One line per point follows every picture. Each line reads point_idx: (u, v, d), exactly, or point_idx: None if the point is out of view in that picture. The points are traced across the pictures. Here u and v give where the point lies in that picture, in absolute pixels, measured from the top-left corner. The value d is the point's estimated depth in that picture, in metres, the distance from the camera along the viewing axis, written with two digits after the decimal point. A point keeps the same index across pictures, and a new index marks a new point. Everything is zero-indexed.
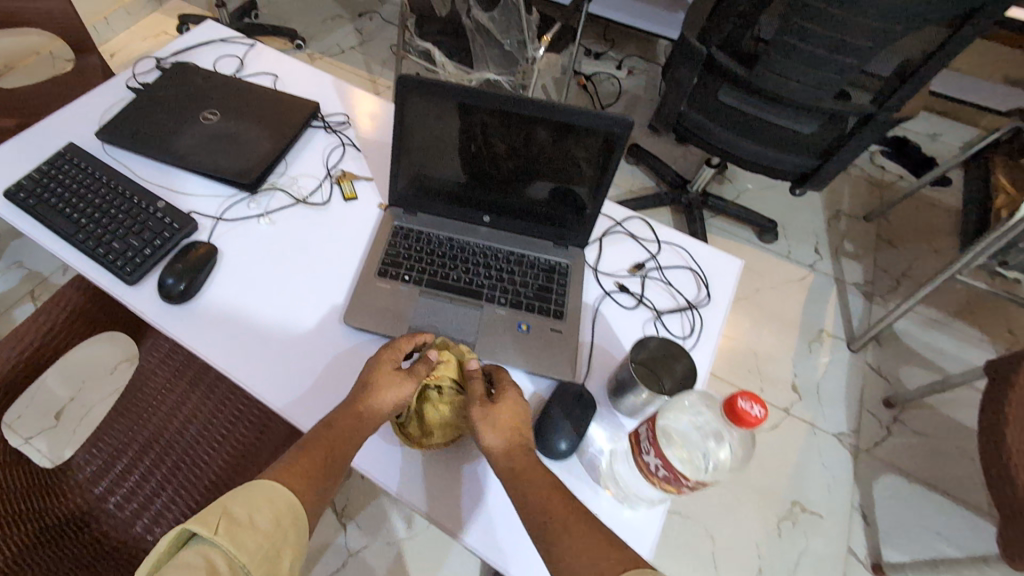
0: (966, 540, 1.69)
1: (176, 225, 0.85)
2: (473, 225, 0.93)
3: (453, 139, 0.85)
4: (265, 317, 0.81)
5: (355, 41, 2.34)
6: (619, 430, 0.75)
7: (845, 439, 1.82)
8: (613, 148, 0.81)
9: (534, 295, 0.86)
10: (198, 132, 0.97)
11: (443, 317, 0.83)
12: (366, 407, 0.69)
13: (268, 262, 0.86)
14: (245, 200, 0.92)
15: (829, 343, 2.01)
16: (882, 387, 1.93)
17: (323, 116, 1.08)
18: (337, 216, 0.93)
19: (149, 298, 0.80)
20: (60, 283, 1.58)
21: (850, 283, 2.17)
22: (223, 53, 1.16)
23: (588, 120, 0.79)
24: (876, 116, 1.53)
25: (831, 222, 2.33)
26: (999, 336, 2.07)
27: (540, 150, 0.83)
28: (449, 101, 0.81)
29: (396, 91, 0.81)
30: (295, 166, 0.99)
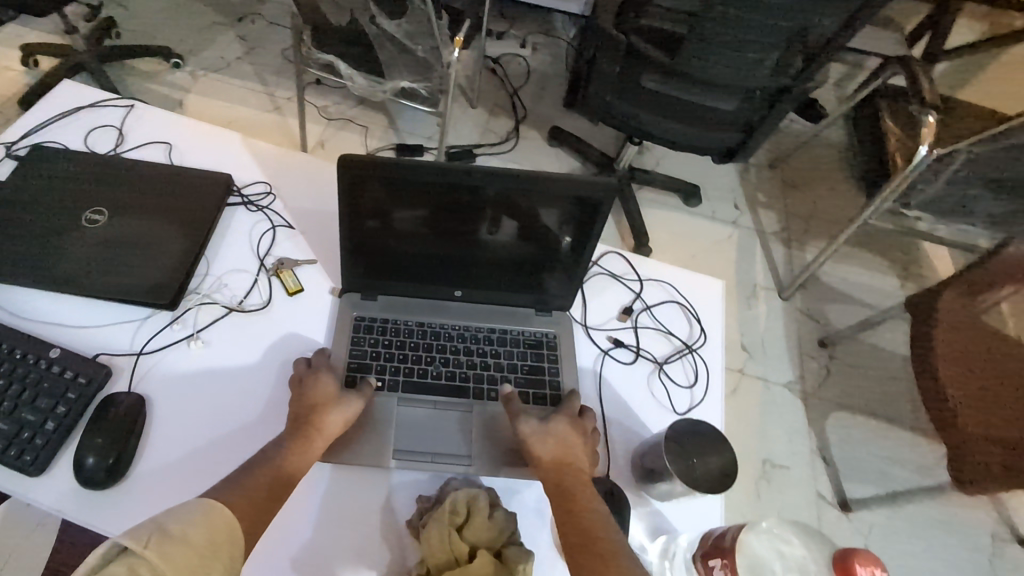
0: (910, 459, 1.79)
1: (82, 378, 0.69)
2: (442, 302, 0.83)
3: (401, 219, 0.74)
4: (210, 431, 0.69)
5: (241, 50, 2.04)
6: (661, 523, 0.68)
7: (794, 387, 1.87)
8: (590, 199, 0.72)
9: (525, 380, 0.78)
10: (84, 242, 0.77)
11: (430, 426, 0.73)
12: (313, 417, 0.66)
13: (199, 374, 0.73)
14: (167, 323, 0.76)
15: (764, 296, 2.05)
16: (814, 329, 2.00)
17: (238, 189, 0.91)
18: (272, 300, 0.80)
19: (68, 486, 0.64)
20: None
21: (770, 234, 2.21)
22: (92, 124, 0.94)
23: (561, 184, 0.70)
24: (794, 88, 1.49)
25: (743, 176, 2.35)
26: (897, 260, 2.22)
27: (508, 213, 0.74)
28: (386, 182, 0.70)
29: (337, 173, 0.69)
30: (218, 262, 0.83)
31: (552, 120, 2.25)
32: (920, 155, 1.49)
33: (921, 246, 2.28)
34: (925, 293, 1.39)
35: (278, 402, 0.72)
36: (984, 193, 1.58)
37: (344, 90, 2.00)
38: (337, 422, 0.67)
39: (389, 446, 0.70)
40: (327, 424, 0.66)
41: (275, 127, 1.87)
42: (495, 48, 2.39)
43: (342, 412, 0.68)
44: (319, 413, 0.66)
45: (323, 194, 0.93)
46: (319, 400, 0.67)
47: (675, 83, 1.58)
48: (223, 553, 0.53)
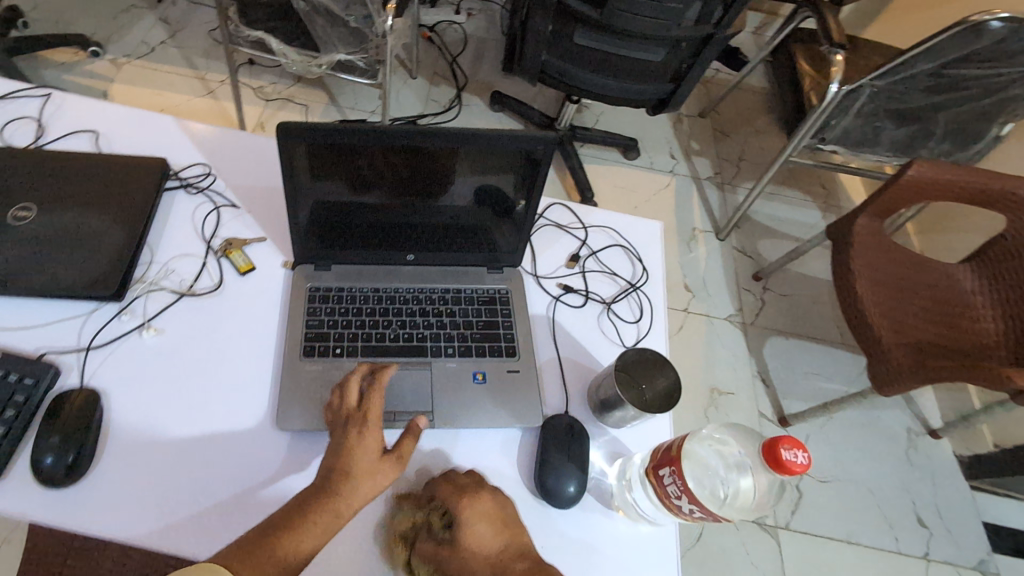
0: (836, 371, 1.99)
1: (29, 380, 0.67)
2: (396, 267, 0.84)
3: (354, 185, 0.76)
4: (224, 483, 0.66)
5: (165, 33, 1.89)
6: (613, 448, 0.75)
7: (734, 319, 2.02)
8: (531, 151, 0.74)
9: (481, 335, 0.79)
10: (14, 240, 0.74)
11: (390, 388, 0.73)
12: (349, 481, 0.61)
13: (177, 388, 0.71)
14: (116, 314, 0.75)
15: (703, 239, 2.17)
16: (748, 264, 2.16)
17: (175, 173, 0.89)
18: (272, 329, 0.77)
19: (26, 488, 0.62)
20: None
21: (705, 179, 2.32)
22: (8, 117, 0.88)
23: (507, 140, 0.72)
24: (716, 35, 1.53)
25: (676, 126, 2.44)
26: (817, 193, 2.40)
27: (456, 172, 0.76)
28: (336, 148, 0.71)
29: (277, 139, 0.69)
30: (163, 249, 0.81)
31: (490, 83, 2.24)
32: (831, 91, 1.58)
33: (837, 179, 2.47)
34: (844, 218, 1.53)
35: (301, 453, 0.69)
36: (887, 123, 1.72)
37: (279, 68, 1.91)
38: (366, 493, 0.61)
39: None
40: (365, 486, 0.61)
41: (209, 111, 1.77)
42: (428, 15, 2.33)
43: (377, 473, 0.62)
44: (349, 483, 0.61)
45: (266, 170, 0.92)
46: (356, 464, 0.61)
47: (610, 39, 1.62)
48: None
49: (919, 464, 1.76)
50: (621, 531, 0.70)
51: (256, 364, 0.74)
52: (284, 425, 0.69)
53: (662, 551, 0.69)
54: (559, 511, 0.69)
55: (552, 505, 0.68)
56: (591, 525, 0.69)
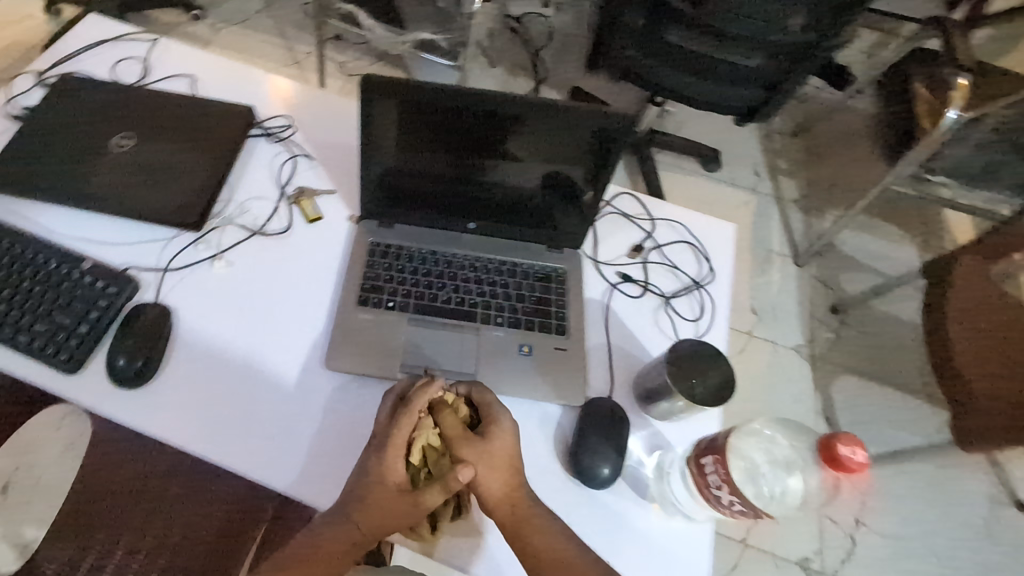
0: (913, 424, 1.80)
1: (113, 288, 0.73)
2: (456, 233, 0.82)
3: (430, 148, 0.74)
4: (270, 415, 0.68)
5: (261, 4, 2.01)
6: (654, 438, 0.72)
7: (802, 350, 1.88)
8: (611, 132, 0.71)
9: (533, 309, 0.76)
10: (112, 164, 0.81)
11: (436, 347, 0.73)
12: (366, 508, 0.61)
13: (239, 318, 0.74)
14: (192, 243, 0.79)
15: (778, 263, 2.03)
16: (826, 295, 2.00)
17: (260, 122, 0.92)
18: (329, 282, 0.78)
19: (97, 383, 0.68)
20: None
21: (788, 201, 2.18)
22: (120, 56, 0.96)
23: (592, 117, 0.69)
24: (820, 44, 1.42)
25: (764, 143, 2.30)
26: (915, 231, 2.19)
27: (532, 145, 0.73)
28: (419, 107, 0.69)
29: (360, 91, 0.67)
30: (241, 189, 0.85)
31: (570, 80, 2.21)
32: (949, 118, 1.41)
33: (941, 217, 2.24)
34: (946, 255, 1.35)
35: (352, 423, 0.69)
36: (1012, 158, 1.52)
37: (365, 45, 1.97)
38: (381, 526, 0.61)
39: (400, 355, 0.72)
40: (382, 519, 0.61)
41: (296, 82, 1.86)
42: (518, 7, 2.33)
43: (402, 501, 0.61)
44: (365, 512, 0.61)
45: (341, 126, 0.93)
46: (378, 498, 0.61)
47: (707, 41, 1.51)
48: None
49: (1002, 542, 1.56)
50: (653, 524, 0.67)
51: (312, 307, 0.76)
52: (333, 365, 0.70)
53: (695, 549, 0.66)
54: (591, 491, 0.68)
55: (586, 486, 0.66)
56: (622, 513, 0.67)
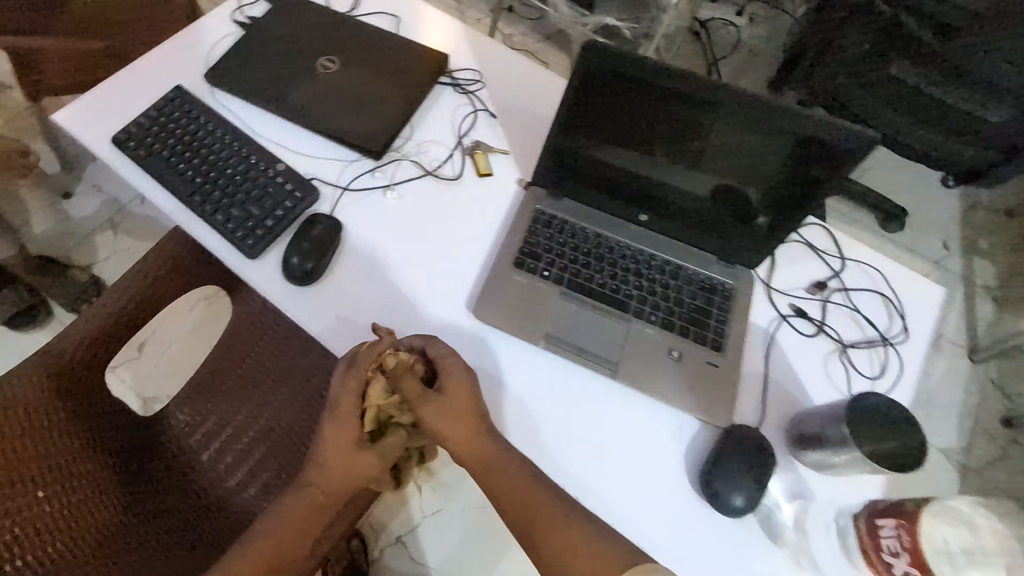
0: None
1: (298, 193, 0.79)
2: (624, 222, 0.76)
3: (621, 129, 0.68)
4: None
5: None
6: (801, 486, 0.63)
7: (952, 457, 1.55)
8: (820, 144, 0.61)
9: (693, 318, 0.69)
10: (316, 84, 0.86)
11: (580, 327, 0.70)
12: (326, 470, 0.64)
13: (399, 250, 0.77)
14: (370, 170, 0.83)
15: (948, 351, 1.69)
16: (1000, 404, 1.63)
17: (450, 73, 0.90)
18: (485, 238, 0.78)
19: (271, 273, 0.76)
20: (139, 212, 1.69)
21: (978, 287, 1.79)
22: None
23: (822, 133, 0.60)
24: None
25: (964, 213, 1.91)
26: None
27: (735, 148, 0.66)
28: (616, 86, 0.64)
29: (577, 55, 0.62)
30: (421, 130, 0.86)
31: None
32: None
33: None
34: None
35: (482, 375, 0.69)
36: None
37: None
38: (345, 481, 0.65)
39: (542, 329, 0.70)
40: (345, 476, 0.65)
41: None
42: None
43: (356, 460, 0.64)
44: (326, 475, 0.64)
45: (526, 90, 0.90)
46: (332, 463, 0.64)
47: (941, 79, 1.15)
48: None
49: None
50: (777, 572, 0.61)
51: (466, 257, 0.77)
52: (479, 314, 0.71)
53: None
54: (715, 516, 0.63)
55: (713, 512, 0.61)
56: (743, 548, 0.61)
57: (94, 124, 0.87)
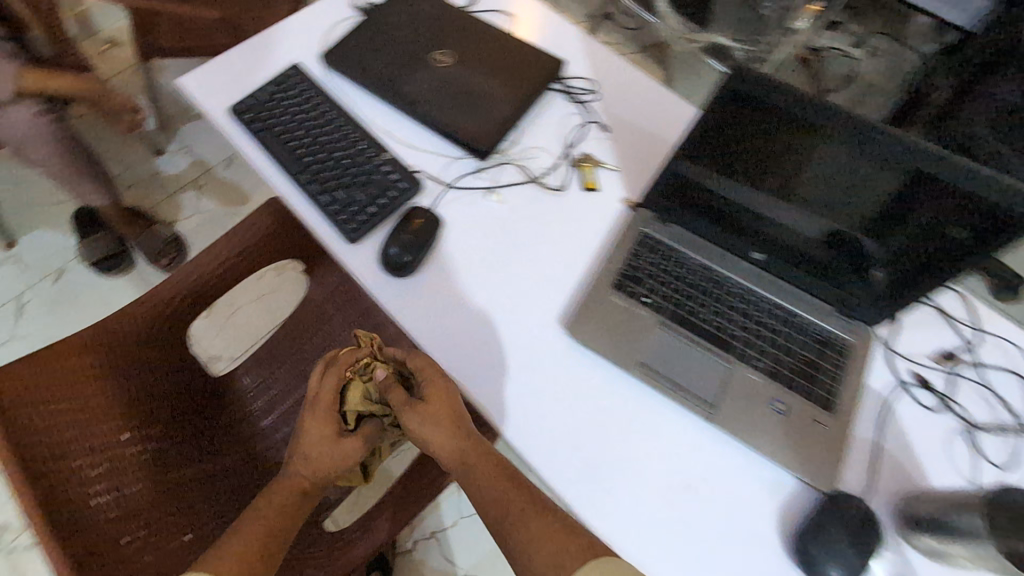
0: None
1: (402, 185, 0.79)
2: (735, 257, 0.72)
3: (751, 159, 0.65)
4: (502, 354, 0.71)
5: None
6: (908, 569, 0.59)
7: None
8: (968, 193, 0.56)
9: (801, 369, 0.65)
10: (429, 75, 0.86)
11: (678, 360, 0.67)
12: (301, 457, 0.68)
13: (498, 256, 0.76)
14: (475, 169, 0.82)
15: None
16: None
17: (563, 78, 0.88)
18: (585, 254, 0.76)
19: (369, 260, 0.76)
20: (222, 177, 1.76)
21: None
22: None
23: (983, 193, 0.54)
24: None
25: None
26: None
27: (874, 193, 0.62)
28: (740, 111, 0.61)
29: (721, 78, 0.60)
30: (529, 134, 0.84)
31: None
32: None
33: None
34: None
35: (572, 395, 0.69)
36: None
37: None
38: (322, 470, 0.68)
39: (637, 356, 0.68)
40: (321, 466, 0.68)
41: None
42: None
43: (331, 457, 0.68)
44: (307, 461, 0.68)
45: (639, 106, 0.87)
46: (312, 451, 0.68)
47: None
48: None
49: None
50: None
51: (564, 270, 0.75)
52: (575, 333, 0.70)
53: None
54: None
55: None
56: None
57: (211, 93, 0.89)
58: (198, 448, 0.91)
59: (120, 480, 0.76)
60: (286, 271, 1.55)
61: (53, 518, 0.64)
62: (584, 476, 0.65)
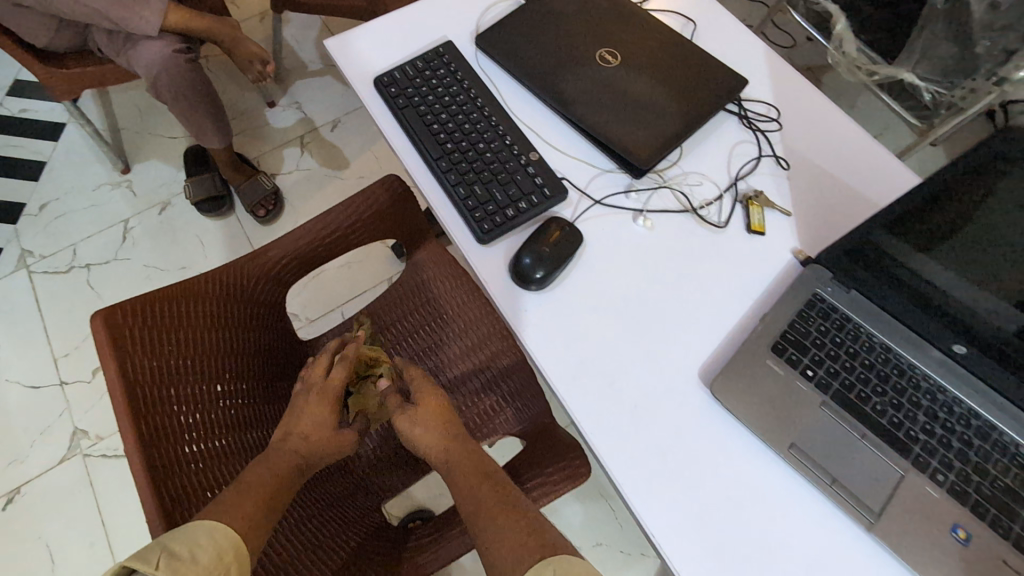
0: None
1: (545, 190, 0.73)
2: (926, 343, 0.62)
3: (965, 240, 0.61)
4: (633, 402, 0.63)
5: None
6: None
7: None
8: None
9: (995, 496, 0.55)
10: (594, 75, 0.78)
11: (840, 450, 0.58)
12: (299, 430, 0.71)
13: (641, 289, 0.69)
14: (626, 187, 0.74)
15: None
16: None
17: (739, 100, 0.79)
18: (737, 305, 0.67)
19: (498, 266, 0.70)
20: (329, 138, 1.76)
21: None
22: None
23: None
24: None
25: None
26: None
27: None
28: (970, 181, 0.61)
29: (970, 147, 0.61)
30: (692, 156, 0.76)
31: None
32: None
33: None
34: None
35: (707, 463, 0.61)
36: None
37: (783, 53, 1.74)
38: (319, 445, 0.71)
39: (791, 436, 0.59)
40: (319, 439, 0.71)
41: None
42: None
43: (331, 436, 0.73)
44: (308, 435, 0.71)
45: (822, 148, 0.77)
46: (314, 427, 0.72)
47: None
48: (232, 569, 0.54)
49: None
50: None
51: (712, 319, 0.67)
52: (719, 393, 0.61)
53: None
54: None
55: None
56: None
57: (357, 59, 0.86)
58: (268, 411, 0.90)
59: (210, 434, 0.74)
60: (383, 252, 1.54)
61: (150, 460, 0.63)
62: (712, 555, 0.57)
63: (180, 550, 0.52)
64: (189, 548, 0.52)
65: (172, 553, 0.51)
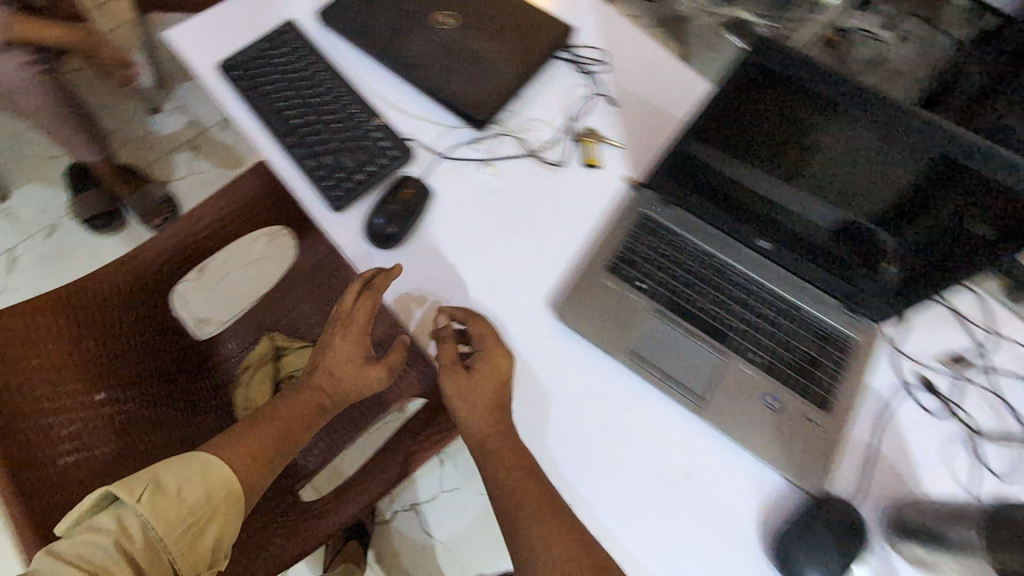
0: None
1: (394, 152, 0.75)
2: (738, 242, 0.69)
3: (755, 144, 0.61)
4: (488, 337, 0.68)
5: None
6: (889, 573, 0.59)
7: None
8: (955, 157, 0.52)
9: (797, 365, 0.63)
10: (432, 37, 0.81)
11: (669, 348, 0.65)
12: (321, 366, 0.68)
13: (492, 232, 0.73)
14: (471, 139, 0.78)
15: None
16: None
17: (571, 46, 0.84)
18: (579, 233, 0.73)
19: (354, 230, 0.73)
20: (220, 138, 1.71)
21: None
22: None
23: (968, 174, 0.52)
24: None
25: None
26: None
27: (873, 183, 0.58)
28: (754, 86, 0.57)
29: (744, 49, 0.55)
30: (532, 104, 0.80)
31: None
32: None
33: None
34: None
35: (559, 380, 0.66)
36: None
37: None
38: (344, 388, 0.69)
39: (627, 343, 0.65)
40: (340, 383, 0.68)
41: None
42: None
43: (351, 382, 0.69)
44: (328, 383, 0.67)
45: (650, 84, 0.83)
46: (338, 371, 0.68)
47: None
48: (218, 509, 0.57)
49: None
50: None
51: (557, 250, 0.72)
52: (564, 314, 0.67)
53: None
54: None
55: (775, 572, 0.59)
56: None
57: (198, 46, 0.85)
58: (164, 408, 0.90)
59: (93, 436, 0.74)
60: (281, 238, 1.51)
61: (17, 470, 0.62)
62: (567, 459, 0.63)
63: (171, 482, 0.55)
64: (178, 483, 0.55)
65: (160, 487, 0.54)
